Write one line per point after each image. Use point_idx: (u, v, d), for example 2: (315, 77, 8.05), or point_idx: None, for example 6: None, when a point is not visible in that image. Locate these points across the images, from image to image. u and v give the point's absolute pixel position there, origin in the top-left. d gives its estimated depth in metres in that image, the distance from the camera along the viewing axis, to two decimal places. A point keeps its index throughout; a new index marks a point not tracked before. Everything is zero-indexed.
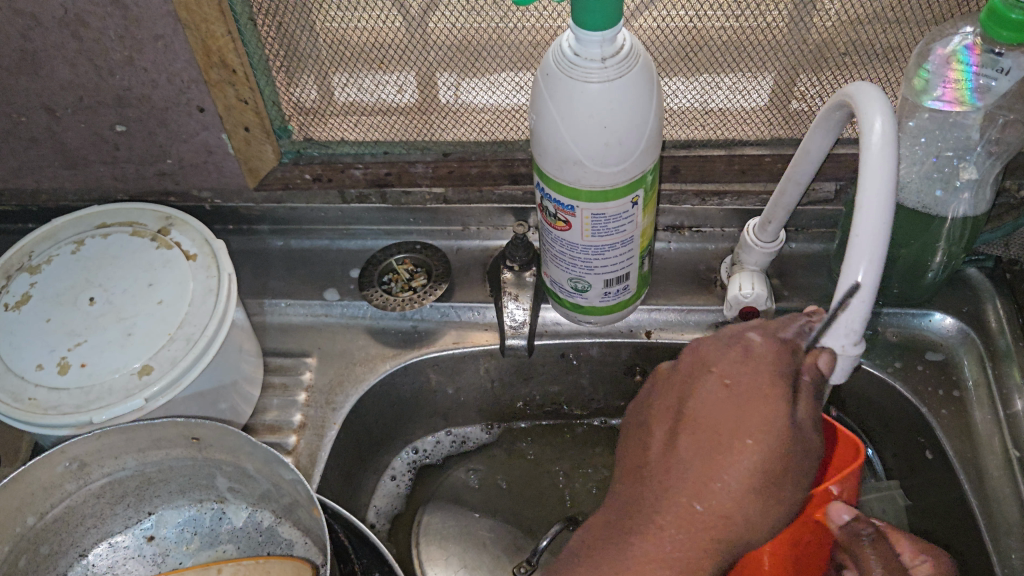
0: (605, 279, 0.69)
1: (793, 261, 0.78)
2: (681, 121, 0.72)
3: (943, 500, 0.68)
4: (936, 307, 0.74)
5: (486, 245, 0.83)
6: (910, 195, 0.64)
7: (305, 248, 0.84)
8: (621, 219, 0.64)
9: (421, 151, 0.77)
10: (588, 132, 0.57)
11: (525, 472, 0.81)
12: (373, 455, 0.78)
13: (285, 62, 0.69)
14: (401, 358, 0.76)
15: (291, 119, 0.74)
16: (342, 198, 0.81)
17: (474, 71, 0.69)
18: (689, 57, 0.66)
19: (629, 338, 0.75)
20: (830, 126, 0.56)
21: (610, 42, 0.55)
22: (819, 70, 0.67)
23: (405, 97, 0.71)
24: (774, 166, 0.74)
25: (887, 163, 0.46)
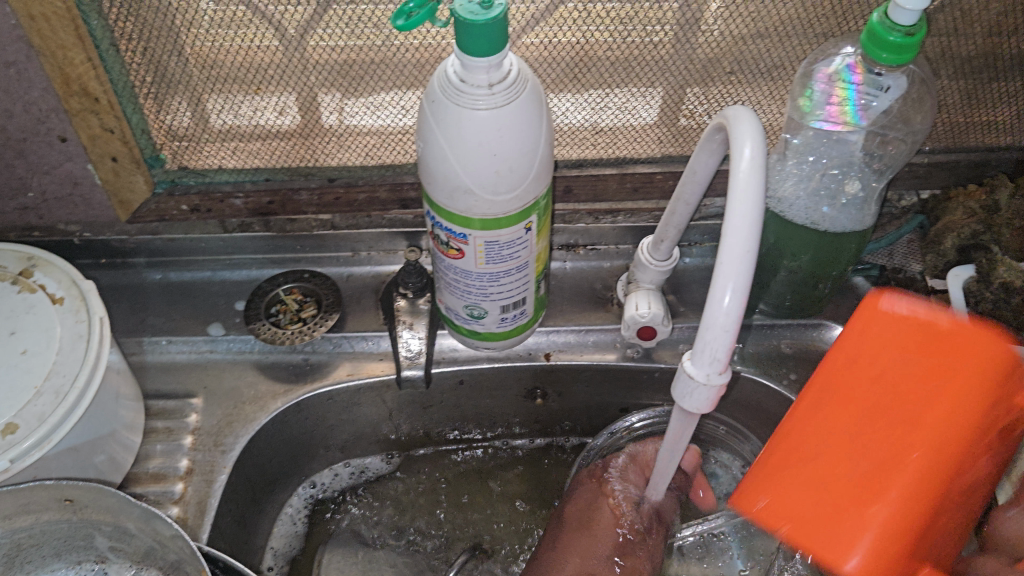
0: (501, 305, 0.67)
1: (687, 277, 0.78)
2: (572, 141, 0.71)
3: None
4: (826, 317, 0.75)
5: (378, 271, 0.80)
6: (798, 212, 0.64)
7: (185, 280, 0.79)
8: (515, 245, 0.63)
9: (305, 177, 0.73)
10: (478, 160, 0.56)
11: (429, 501, 0.79)
12: (268, 496, 0.75)
13: (154, 88, 0.65)
14: (293, 394, 0.73)
15: (164, 145, 0.69)
16: (223, 228, 0.77)
17: (359, 91, 0.66)
18: (577, 76, 0.65)
19: (529, 361, 0.74)
20: (713, 147, 0.56)
21: (496, 67, 0.53)
22: (707, 87, 0.67)
23: (286, 120, 0.68)
24: (666, 183, 0.74)
25: (754, 186, 0.47)
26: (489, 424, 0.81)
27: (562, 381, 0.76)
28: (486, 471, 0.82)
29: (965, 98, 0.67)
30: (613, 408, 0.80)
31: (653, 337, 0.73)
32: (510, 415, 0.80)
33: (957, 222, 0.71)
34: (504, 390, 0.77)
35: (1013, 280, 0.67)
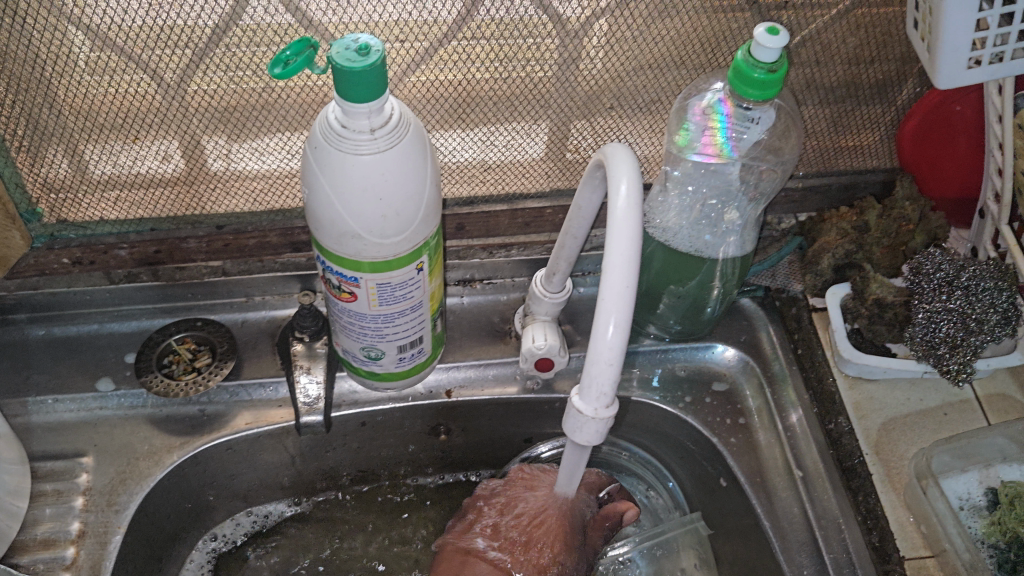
0: (398, 345, 0.67)
1: (583, 306, 0.80)
2: (461, 178, 0.72)
3: (740, 524, 0.71)
4: (717, 339, 0.77)
5: (272, 316, 0.79)
6: (682, 241, 0.66)
7: (70, 334, 0.76)
8: (408, 286, 0.63)
9: (192, 226, 0.72)
10: (364, 206, 0.56)
11: (337, 545, 0.78)
12: (167, 553, 0.73)
13: (27, 141, 0.63)
14: (189, 447, 0.71)
15: (40, 199, 0.67)
16: (108, 279, 0.75)
17: (243, 137, 0.65)
18: (462, 115, 0.66)
19: (430, 400, 0.74)
20: (595, 183, 0.58)
21: (378, 112, 0.54)
22: (589, 123, 0.69)
23: (169, 167, 0.67)
24: (556, 217, 0.76)
25: (632, 224, 0.49)
26: (394, 464, 0.80)
27: (465, 416, 0.76)
28: (394, 512, 0.81)
29: (832, 125, 0.71)
30: (517, 440, 0.80)
31: (551, 367, 0.73)
32: (415, 453, 0.79)
33: (831, 242, 0.73)
34: (408, 429, 0.76)
35: (886, 295, 0.70)
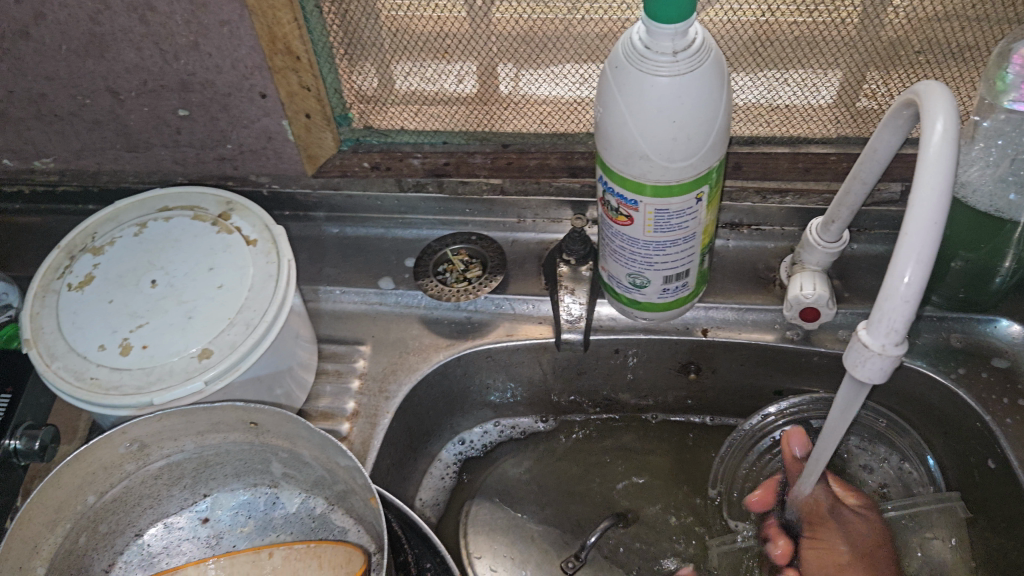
0: (665, 276, 0.68)
1: (855, 262, 0.77)
2: (747, 118, 0.71)
3: (1008, 511, 0.66)
4: (1003, 313, 0.73)
5: (542, 237, 0.83)
6: (981, 199, 0.63)
7: (359, 235, 0.84)
8: (685, 215, 0.63)
9: (480, 142, 0.77)
10: (657, 127, 0.56)
11: (574, 465, 0.81)
12: (424, 444, 0.79)
13: (349, 50, 0.69)
14: (454, 349, 0.76)
15: (352, 106, 0.74)
16: (399, 187, 0.81)
17: (541, 62, 0.68)
18: (757, 52, 0.65)
19: (685, 335, 0.74)
20: (897, 126, 0.55)
21: (682, 35, 0.54)
22: (891, 68, 0.65)
23: (466, 86, 0.71)
24: (839, 165, 0.73)
25: (946, 162, 0.46)
26: (640, 396, 0.82)
27: (717, 358, 0.76)
28: (633, 445, 0.82)
29: None
30: (767, 391, 0.79)
31: (816, 320, 0.72)
32: (664, 389, 0.81)
33: None
34: (659, 362, 0.77)
35: None
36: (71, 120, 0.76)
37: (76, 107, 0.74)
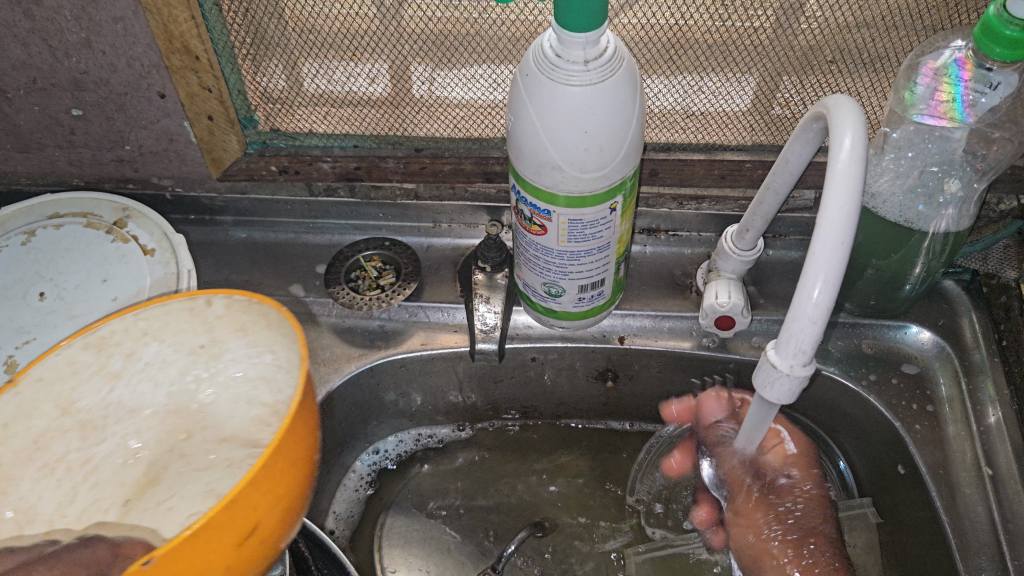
0: (580, 285, 0.67)
1: (769, 268, 0.77)
2: (662, 124, 0.70)
3: (916, 516, 0.67)
4: (913, 320, 0.74)
5: (458, 244, 0.81)
6: (891, 209, 0.63)
7: (269, 241, 0.82)
8: (599, 225, 0.62)
9: (392, 146, 0.74)
10: (568, 137, 0.55)
11: (492, 474, 0.80)
12: (337, 457, 0.76)
13: (253, 50, 0.66)
14: (367, 359, 0.74)
15: (258, 107, 0.71)
16: (309, 191, 0.78)
17: (452, 64, 0.66)
18: (672, 58, 0.64)
19: (603, 343, 0.74)
20: (808, 138, 0.54)
21: (594, 44, 0.53)
22: (804, 75, 0.65)
23: (377, 88, 0.69)
24: (754, 172, 0.72)
25: (853, 182, 0.45)
26: (557, 404, 0.81)
27: (636, 366, 0.76)
28: (551, 451, 0.81)
29: None
30: None
31: (731, 328, 0.72)
32: (582, 396, 0.80)
33: None
34: (576, 370, 0.76)
35: None
36: None
37: None
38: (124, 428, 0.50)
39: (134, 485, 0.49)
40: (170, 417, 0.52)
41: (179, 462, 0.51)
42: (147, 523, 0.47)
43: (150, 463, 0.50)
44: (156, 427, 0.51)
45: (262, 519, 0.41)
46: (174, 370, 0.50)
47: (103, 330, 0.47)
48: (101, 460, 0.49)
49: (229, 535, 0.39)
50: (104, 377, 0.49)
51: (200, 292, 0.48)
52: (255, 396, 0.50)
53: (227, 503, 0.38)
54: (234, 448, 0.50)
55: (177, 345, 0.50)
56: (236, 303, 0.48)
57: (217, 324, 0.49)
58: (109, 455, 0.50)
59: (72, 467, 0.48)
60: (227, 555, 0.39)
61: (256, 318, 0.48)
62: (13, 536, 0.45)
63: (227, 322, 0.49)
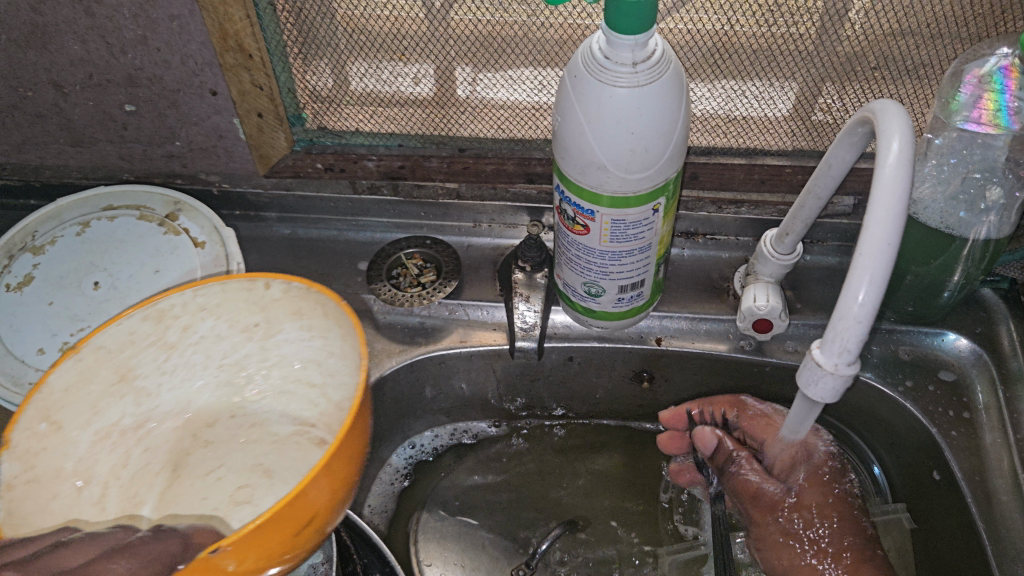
0: (620, 285, 0.68)
1: (806, 273, 0.78)
2: (704, 128, 0.71)
3: (951, 523, 0.67)
4: (950, 327, 0.74)
5: (497, 243, 0.83)
6: (932, 215, 0.64)
7: (312, 237, 0.83)
8: (641, 226, 0.63)
9: (436, 146, 0.76)
10: (614, 138, 0.56)
11: (526, 471, 0.81)
12: (374, 450, 0.78)
13: (304, 49, 0.67)
14: (407, 354, 0.75)
15: (306, 106, 0.73)
16: (353, 189, 0.80)
17: (498, 66, 0.67)
18: (716, 63, 0.65)
19: (639, 343, 0.74)
20: (853, 142, 0.55)
21: (642, 46, 0.54)
22: (847, 82, 0.66)
23: (422, 88, 0.70)
24: (794, 177, 0.73)
25: (900, 184, 0.46)
26: (592, 404, 0.82)
27: (671, 368, 0.77)
28: (585, 449, 0.82)
29: None
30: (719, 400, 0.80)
31: (769, 330, 0.72)
32: (617, 396, 0.81)
33: None
34: (613, 371, 0.77)
35: None
36: (11, 113, 0.73)
37: (17, 100, 0.71)
38: (176, 394, 0.58)
39: (170, 457, 0.57)
40: (217, 393, 0.59)
41: (205, 450, 0.58)
42: (192, 491, 0.55)
43: (177, 446, 0.57)
44: (204, 399, 0.59)
45: (320, 510, 0.44)
46: (228, 345, 0.58)
47: (163, 304, 0.53)
48: (155, 424, 0.57)
49: (287, 529, 0.42)
50: (161, 347, 0.55)
51: (261, 277, 0.54)
52: (302, 382, 0.59)
53: (291, 498, 0.41)
54: (278, 426, 0.59)
55: (233, 322, 0.57)
56: (295, 289, 0.54)
57: (272, 306, 0.56)
58: (160, 423, 0.57)
59: (128, 434, 0.55)
60: (285, 545, 0.42)
61: (313, 305, 0.54)
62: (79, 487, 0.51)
63: (283, 305, 0.55)
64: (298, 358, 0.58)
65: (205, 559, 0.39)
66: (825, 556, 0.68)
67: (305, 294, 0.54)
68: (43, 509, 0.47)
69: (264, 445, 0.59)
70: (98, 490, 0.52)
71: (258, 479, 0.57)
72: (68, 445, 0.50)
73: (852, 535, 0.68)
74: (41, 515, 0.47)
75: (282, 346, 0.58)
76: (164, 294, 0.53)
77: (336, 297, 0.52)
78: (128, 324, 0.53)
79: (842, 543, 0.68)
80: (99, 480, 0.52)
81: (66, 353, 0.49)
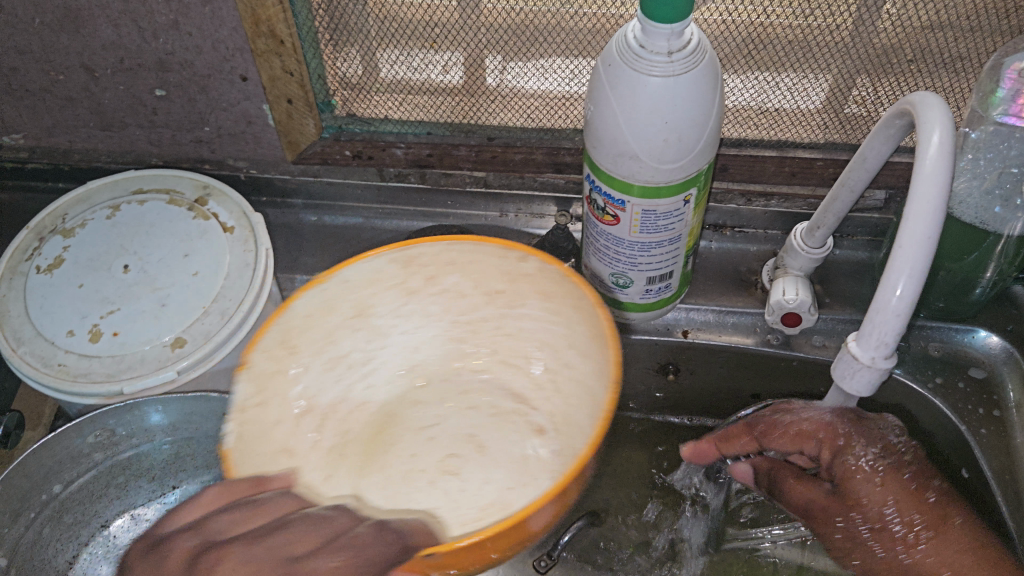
0: (649, 277, 0.68)
1: (835, 268, 0.77)
2: (736, 120, 0.71)
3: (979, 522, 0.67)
4: (981, 324, 0.73)
5: (524, 233, 0.82)
6: (967, 209, 0.63)
7: (338, 224, 0.84)
8: (672, 217, 0.63)
9: (465, 134, 0.75)
10: (648, 128, 0.55)
11: None
12: None
13: (335, 36, 0.67)
14: None
15: (335, 92, 0.73)
16: (380, 176, 0.80)
17: (529, 55, 0.67)
18: (751, 54, 0.64)
19: (666, 336, 0.74)
20: (890, 134, 0.54)
21: (678, 35, 0.53)
22: (882, 75, 0.65)
23: (452, 76, 0.70)
24: (825, 171, 0.73)
25: (940, 177, 0.45)
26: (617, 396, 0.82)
27: (697, 361, 0.76)
28: (608, 441, 0.82)
29: None
30: (744, 394, 0.79)
31: (797, 325, 0.72)
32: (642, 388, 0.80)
33: None
34: (638, 363, 0.77)
35: None
36: (42, 96, 0.73)
37: (48, 83, 0.71)
38: (405, 338, 0.63)
39: (375, 420, 0.62)
40: (450, 330, 0.63)
41: (417, 407, 0.63)
42: (408, 446, 0.60)
43: (394, 399, 0.63)
44: (437, 348, 0.64)
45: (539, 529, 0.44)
46: (468, 303, 0.60)
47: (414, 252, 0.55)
48: (381, 360, 0.62)
49: (496, 547, 0.42)
50: (401, 292, 0.59)
51: (518, 249, 0.54)
52: (546, 345, 0.60)
53: (516, 520, 0.41)
54: (519, 383, 0.63)
55: (478, 283, 0.58)
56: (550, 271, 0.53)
57: (519, 278, 0.56)
58: (388, 359, 0.63)
59: (356, 366, 0.61)
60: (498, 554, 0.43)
61: (563, 291, 0.54)
62: (296, 418, 0.56)
63: (538, 280, 0.55)
64: (526, 325, 0.60)
65: (419, 562, 0.42)
66: (908, 528, 0.59)
67: (559, 276, 0.53)
68: (262, 440, 0.53)
69: (486, 414, 0.63)
70: (318, 418, 0.58)
71: (468, 450, 0.60)
72: (286, 382, 0.55)
73: (918, 510, 0.59)
74: (263, 465, 0.52)
75: (522, 318, 0.60)
76: (414, 243, 0.55)
77: (584, 285, 0.50)
78: (375, 265, 0.56)
79: (915, 517, 0.59)
80: (322, 410, 0.59)
81: (313, 284, 0.53)
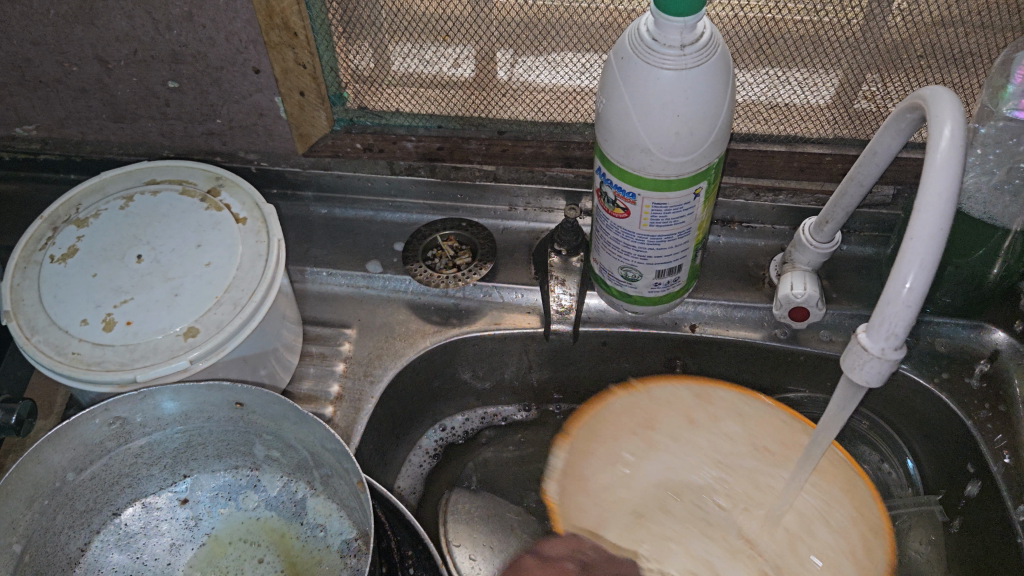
0: (657, 270, 0.68)
1: (843, 263, 0.78)
2: (746, 114, 0.71)
3: (984, 517, 0.67)
4: (988, 320, 0.74)
5: (532, 227, 0.83)
6: (975, 205, 0.63)
7: (348, 217, 0.84)
8: (682, 210, 0.63)
9: (475, 128, 0.76)
10: (659, 121, 0.56)
11: None
12: (404, 430, 0.79)
13: (347, 29, 0.68)
14: (446, 333, 0.77)
15: (347, 86, 0.73)
16: (390, 169, 0.80)
17: (540, 50, 0.67)
18: (761, 49, 0.65)
19: (673, 329, 0.75)
20: (901, 129, 0.54)
21: (691, 29, 0.54)
22: (891, 71, 0.65)
23: (463, 70, 0.70)
24: (834, 166, 0.73)
25: (951, 169, 0.46)
26: None
27: (704, 354, 0.77)
28: None
29: None
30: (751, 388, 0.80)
31: (805, 320, 0.73)
32: None
33: None
34: (646, 356, 0.78)
35: None
36: (56, 88, 0.74)
37: (62, 75, 0.72)
38: (688, 465, 0.67)
39: (635, 514, 0.65)
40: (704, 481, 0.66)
41: (670, 521, 0.64)
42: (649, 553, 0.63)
43: (654, 495, 0.66)
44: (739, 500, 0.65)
45: None
46: (736, 451, 0.68)
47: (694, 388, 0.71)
48: (647, 481, 0.66)
49: None
50: (690, 425, 0.69)
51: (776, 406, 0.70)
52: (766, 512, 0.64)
53: None
54: (729, 538, 0.63)
55: (754, 442, 0.68)
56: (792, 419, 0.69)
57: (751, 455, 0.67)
58: (651, 476, 0.67)
59: (630, 487, 0.66)
60: None
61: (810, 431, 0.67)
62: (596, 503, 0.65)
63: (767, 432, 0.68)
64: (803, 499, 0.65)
65: None
66: None
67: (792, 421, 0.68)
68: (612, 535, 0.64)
69: (720, 549, 0.63)
70: (642, 509, 0.65)
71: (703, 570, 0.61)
72: (627, 468, 0.67)
73: None
74: (585, 515, 0.65)
75: (747, 465, 0.67)
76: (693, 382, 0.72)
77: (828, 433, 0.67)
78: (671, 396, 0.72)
79: None
80: (608, 525, 0.65)
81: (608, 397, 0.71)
